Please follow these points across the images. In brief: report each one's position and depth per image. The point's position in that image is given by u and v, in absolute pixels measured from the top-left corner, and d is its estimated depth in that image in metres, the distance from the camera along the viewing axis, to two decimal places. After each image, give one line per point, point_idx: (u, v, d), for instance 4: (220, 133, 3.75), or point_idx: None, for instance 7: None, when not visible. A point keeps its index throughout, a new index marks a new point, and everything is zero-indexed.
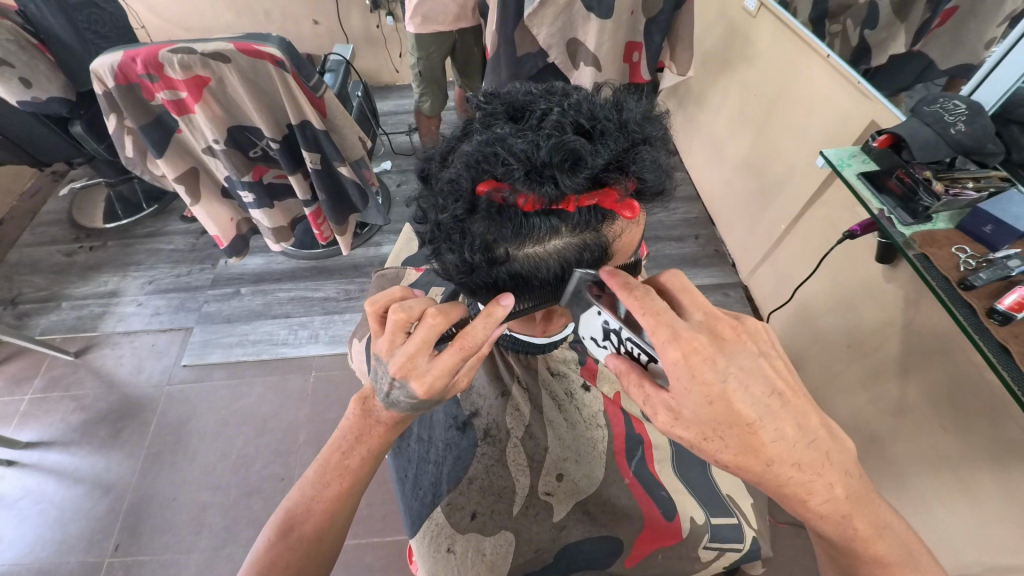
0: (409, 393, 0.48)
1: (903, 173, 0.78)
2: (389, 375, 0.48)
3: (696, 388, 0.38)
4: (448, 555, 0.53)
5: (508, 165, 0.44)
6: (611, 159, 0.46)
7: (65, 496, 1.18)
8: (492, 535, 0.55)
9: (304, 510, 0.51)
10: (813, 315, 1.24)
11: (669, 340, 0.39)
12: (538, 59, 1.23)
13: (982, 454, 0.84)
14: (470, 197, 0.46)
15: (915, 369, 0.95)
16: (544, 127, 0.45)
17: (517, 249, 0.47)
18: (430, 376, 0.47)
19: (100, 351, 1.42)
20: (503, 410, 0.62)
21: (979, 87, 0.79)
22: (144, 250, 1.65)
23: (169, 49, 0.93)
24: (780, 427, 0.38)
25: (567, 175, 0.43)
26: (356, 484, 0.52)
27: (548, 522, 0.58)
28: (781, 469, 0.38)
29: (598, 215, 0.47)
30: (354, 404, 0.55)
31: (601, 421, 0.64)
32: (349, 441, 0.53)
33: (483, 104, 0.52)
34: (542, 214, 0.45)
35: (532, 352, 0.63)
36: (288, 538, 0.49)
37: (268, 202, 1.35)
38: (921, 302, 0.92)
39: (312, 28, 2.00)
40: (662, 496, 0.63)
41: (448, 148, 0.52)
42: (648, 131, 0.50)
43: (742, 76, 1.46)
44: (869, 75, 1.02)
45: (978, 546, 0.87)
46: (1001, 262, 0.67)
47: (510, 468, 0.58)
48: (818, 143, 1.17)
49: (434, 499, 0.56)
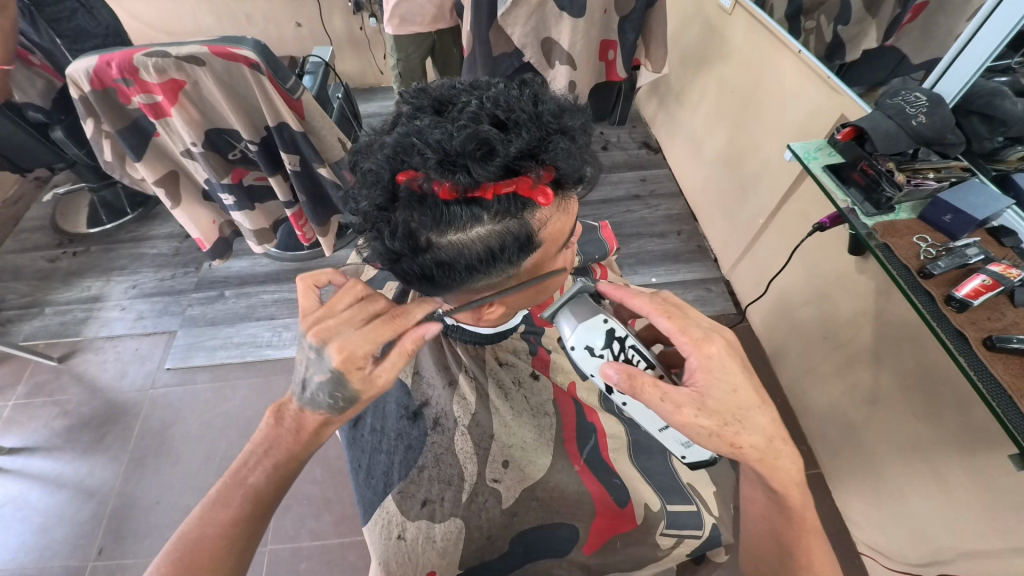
0: (326, 364, 0.52)
1: (867, 165, 0.79)
2: (309, 344, 0.53)
3: (723, 380, 0.50)
4: (400, 541, 0.55)
5: (424, 155, 0.45)
6: (524, 147, 0.46)
7: (48, 502, 1.18)
8: (442, 522, 0.57)
9: (198, 536, 0.50)
10: (790, 307, 1.25)
11: (702, 340, 0.51)
12: (514, 59, 1.24)
13: (952, 441, 0.85)
14: (390, 186, 0.47)
15: (887, 357, 0.97)
16: (461, 119, 0.46)
17: (439, 237, 0.47)
18: (350, 342, 0.53)
19: (84, 357, 1.42)
20: (450, 399, 0.64)
21: (941, 80, 0.80)
22: (129, 254, 1.66)
23: (144, 53, 0.94)
24: (771, 415, 0.51)
25: (479, 164, 0.44)
26: (257, 503, 0.53)
27: (497, 509, 0.58)
28: (777, 444, 0.50)
29: (518, 203, 0.46)
30: (268, 414, 0.58)
31: (549, 408, 0.67)
32: (257, 454, 0.55)
33: (410, 97, 0.52)
34: (461, 203, 0.45)
35: (480, 343, 0.67)
36: (181, 569, 0.48)
37: (248, 204, 1.35)
38: (891, 292, 0.93)
39: (295, 30, 2.01)
40: (616, 484, 0.63)
41: (374, 140, 0.52)
42: (565, 123, 0.50)
43: (718, 73, 1.48)
44: (840, 70, 1.03)
45: (949, 531, 0.88)
46: (959, 251, 0.69)
47: (458, 456, 0.60)
48: (790, 137, 1.19)
49: (387, 488, 0.59)
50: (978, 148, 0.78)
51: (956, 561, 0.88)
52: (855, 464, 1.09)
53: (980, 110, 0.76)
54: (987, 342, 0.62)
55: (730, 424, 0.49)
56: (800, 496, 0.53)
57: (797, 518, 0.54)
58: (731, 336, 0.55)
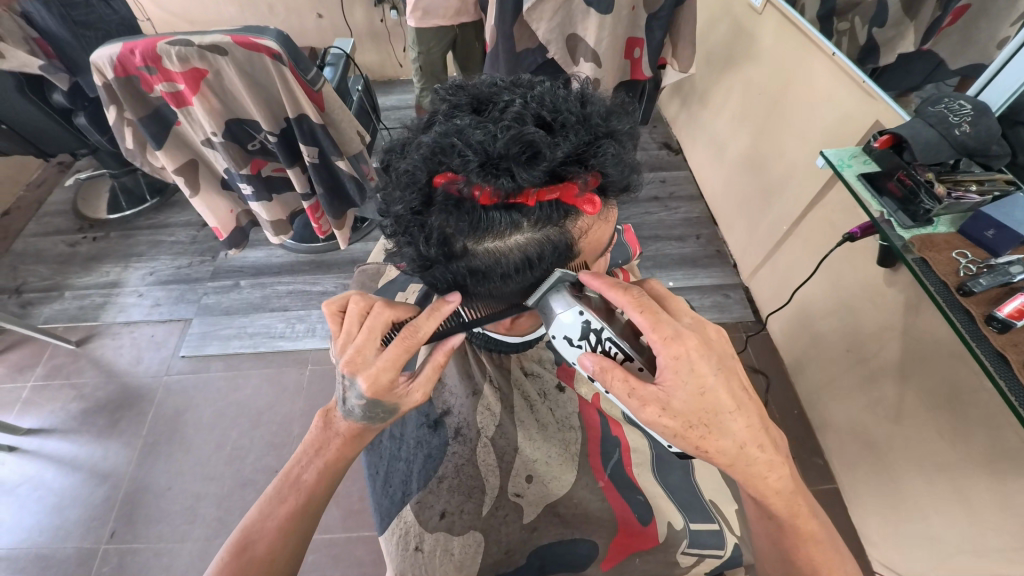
0: (359, 392, 0.50)
1: (904, 175, 0.76)
2: (341, 374, 0.51)
3: (691, 380, 0.42)
4: (416, 554, 0.54)
5: (464, 157, 0.43)
6: (571, 152, 0.45)
7: (63, 483, 1.20)
8: (460, 535, 0.55)
9: (258, 529, 0.50)
10: (812, 317, 1.22)
11: (671, 339, 0.42)
12: (537, 55, 1.22)
13: (979, 463, 0.82)
14: (427, 190, 0.45)
15: (913, 373, 0.94)
16: (504, 118, 0.44)
17: (475, 244, 0.46)
18: (376, 371, 0.49)
19: (101, 341, 1.44)
20: (473, 408, 0.64)
21: (987, 88, 0.77)
22: (146, 241, 1.67)
23: (167, 41, 0.93)
24: (750, 418, 0.43)
25: (524, 167, 0.42)
26: (314, 497, 0.53)
27: (517, 524, 0.58)
28: (751, 450, 0.43)
29: (561, 210, 0.46)
30: (317, 417, 0.58)
31: (576, 422, 0.66)
32: (308, 454, 0.55)
33: (448, 96, 0.51)
34: (501, 209, 0.44)
35: (505, 351, 0.65)
36: (243, 560, 0.48)
37: (266, 195, 1.35)
38: (923, 306, 0.90)
39: (316, 22, 2.01)
40: (639, 501, 0.62)
41: (411, 140, 0.51)
42: (613, 126, 0.49)
43: (745, 74, 1.44)
44: (875, 74, 1.00)
45: (973, 556, 0.85)
46: (1003, 268, 0.65)
47: (481, 468, 0.60)
48: (820, 142, 1.15)
49: (405, 498, 0.58)
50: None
51: None
52: (874, 482, 1.05)
53: None
54: None
55: (696, 427, 0.42)
56: (784, 505, 0.46)
57: (788, 526, 0.47)
58: (712, 330, 0.46)
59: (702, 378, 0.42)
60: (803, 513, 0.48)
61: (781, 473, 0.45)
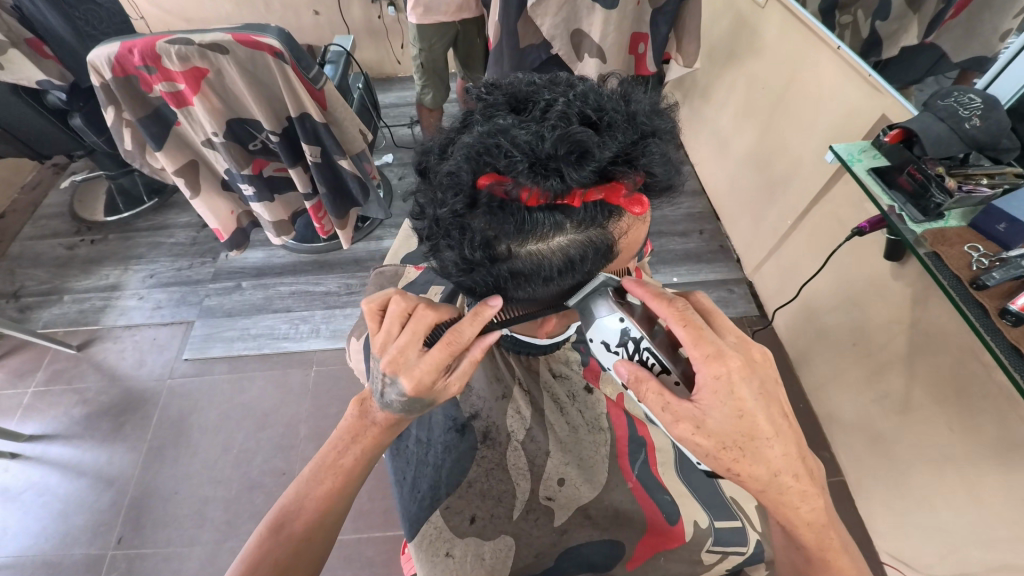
0: (400, 391, 0.50)
1: (915, 169, 0.76)
2: (381, 372, 0.50)
3: (729, 403, 0.41)
4: (448, 559, 0.56)
5: (511, 157, 0.42)
6: (619, 152, 0.44)
7: (68, 489, 1.19)
8: (490, 540, 0.58)
9: (296, 507, 0.52)
10: (817, 311, 1.23)
11: (713, 357, 0.42)
12: (541, 51, 1.21)
13: (988, 455, 0.83)
14: (470, 191, 0.44)
15: (920, 365, 0.94)
16: (548, 118, 0.44)
17: (519, 247, 0.46)
18: (419, 372, 0.49)
19: (103, 345, 1.42)
20: (502, 412, 0.64)
21: (994, 81, 0.76)
22: (145, 243, 1.65)
23: (167, 41, 0.92)
24: (787, 446, 0.42)
25: (573, 168, 0.42)
26: (349, 481, 0.54)
27: (549, 527, 0.60)
28: (785, 479, 0.42)
29: (605, 210, 0.46)
30: (353, 405, 0.57)
31: (605, 423, 0.67)
32: (345, 441, 0.55)
33: (483, 95, 0.50)
34: (546, 210, 0.44)
35: (533, 352, 0.66)
36: (284, 538, 0.50)
37: (268, 195, 1.33)
38: (930, 299, 0.91)
39: (313, 19, 1.98)
40: (666, 500, 0.65)
41: (446, 140, 0.50)
42: (656, 124, 0.49)
43: (748, 69, 1.44)
44: (879, 68, 0.99)
45: (980, 545, 0.86)
46: (1015, 261, 0.64)
47: (510, 473, 0.61)
48: (824, 136, 1.15)
49: (434, 503, 0.58)
50: None
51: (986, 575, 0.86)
52: (881, 473, 1.07)
53: None
54: None
55: (731, 448, 0.42)
56: (815, 536, 0.45)
57: (816, 560, 0.46)
58: (757, 351, 0.45)
59: (740, 400, 0.41)
60: (833, 548, 0.46)
61: (814, 504, 0.44)
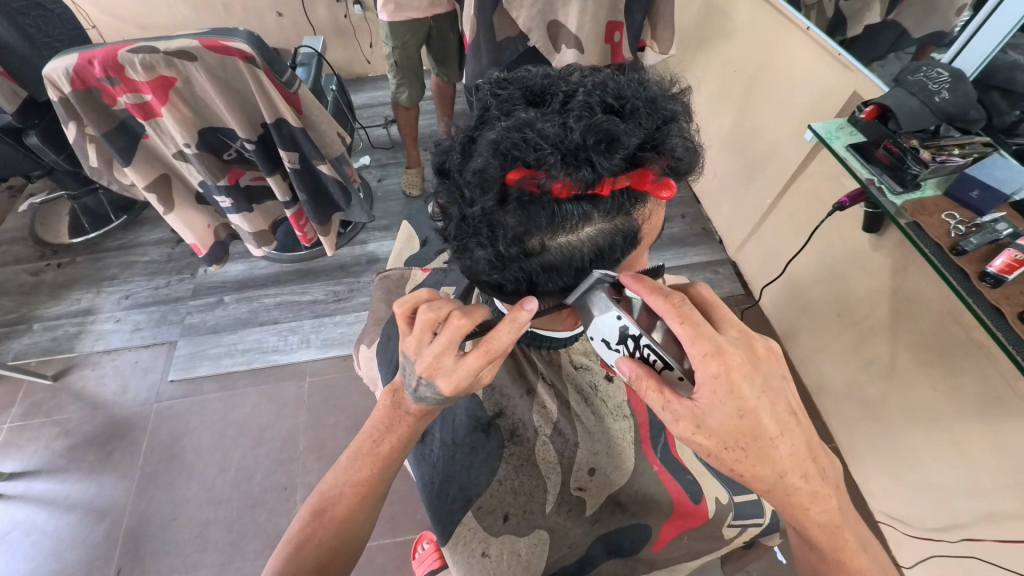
0: (436, 392, 0.50)
1: (892, 144, 0.78)
2: (416, 374, 0.50)
3: (729, 403, 0.41)
4: (483, 559, 0.59)
5: (541, 150, 0.42)
6: (645, 139, 0.45)
7: (58, 525, 1.14)
8: (525, 535, 0.61)
9: (336, 493, 0.55)
10: (801, 286, 1.27)
11: (711, 355, 0.41)
12: (518, 44, 1.20)
13: (971, 408, 0.87)
14: (500, 187, 0.44)
15: (903, 331, 0.99)
16: (572, 109, 0.44)
17: (551, 240, 0.46)
18: (456, 376, 0.48)
19: (80, 373, 1.36)
20: (528, 408, 0.63)
21: (959, 55, 0.79)
22: (117, 263, 1.58)
23: (129, 49, 0.87)
24: (795, 444, 0.42)
25: (603, 156, 0.42)
26: (382, 470, 0.55)
27: (581, 515, 0.63)
28: (792, 480, 0.43)
29: (632, 197, 0.47)
30: (384, 395, 0.56)
31: (627, 411, 0.68)
32: (381, 429, 0.56)
33: (498, 91, 0.50)
34: (576, 200, 0.44)
35: (554, 347, 0.65)
36: (326, 519, 0.54)
37: (247, 205, 1.29)
38: (910, 268, 0.95)
39: (277, 21, 1.93)
40: (688, 480, 0.70)
41: (465, 137, 0.49)
42: (673, 109, 0.50)
43: (720, 53, 1.47)
44: (847, 46, 1.02)
45: (969, 498, 0.90)
46: (990, 226, 0.68)
47: (540, 468, 0.62)
48: (798, 116, 1.18)
49: (467, 502, 0.59)
50: (998, 123, 0.76)
51: (977, 523, 0.90)
52: (870, 435, 1.12)
53: (1000, 85, 0.76)
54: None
55: (734, 447, 0.42)
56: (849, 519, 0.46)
57: (832, 561, 0.47)
58: (761, 345, 0.44)
59: (742, 401, 0.41)
60: (850, 548, 0.47)
61: (826, 506, 0.45)
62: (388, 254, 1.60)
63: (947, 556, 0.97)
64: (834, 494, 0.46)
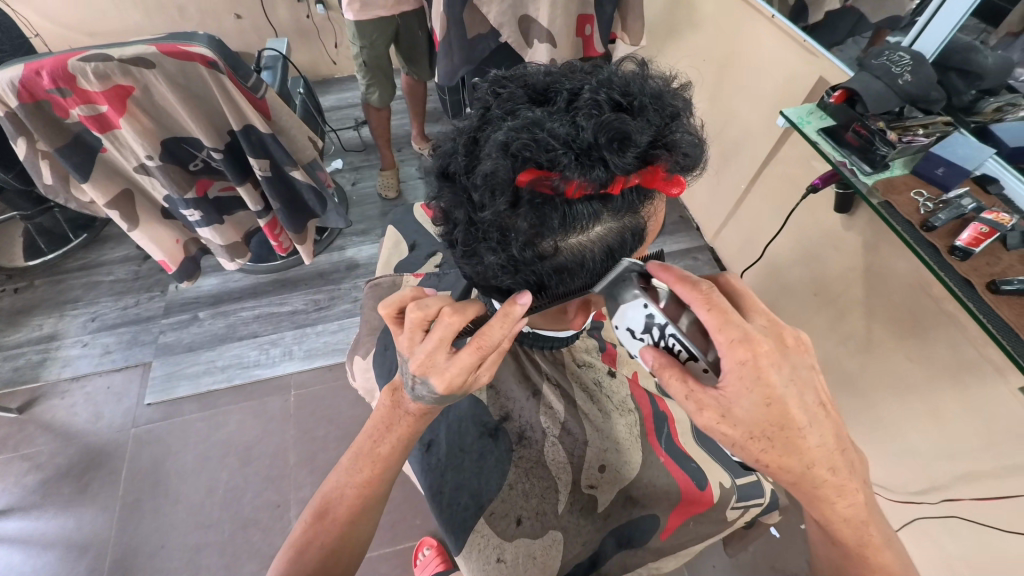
0: (431, 390, 0.49)
1: (860, 126, 0.80)
2: (410, 373, 0.49)
3: (756, 393, 0.42)
4: (499, 564, 0.58)
5: (553, 151, 0.42)
6: (655, 135, 0.45)
7: (36, 565, 1.08)
8: (539, 537, 0.60)
9: (339, 495, 0.54)
10: (779, 267, 1.31)
11: (738, 342, 0.42)
12: (490, 39, 1.19)
13: (943, 376, 0.91)
14: (511, 190, 0.43)
15: (878, 306, 1.03)
16: (581, 108, 0.44)
17: (564, 240, 0.46)
18: (450, 373, 0.47)
19: (48, 403, 1.29)
20: (536, 410, 0.64)
21: (918, 39, 0.83)
22: (80, 285, 1.50)
23: (80, 57, 0.83)
24: (823, 436, 0.44)
25: (616, 155, 0.43)
26: (385, 472, 0.55)
27: (594, 512, 0.63)
28: (819, 471, 0.44)
29: (641, 194, 0.47)
30: (384, 395, 0.56)
31: (631, 404, 0.71)
32: (380, 430, 0.55)
33: (499, 90, 0.50)
34: (588, 200, 0.44)
35: (557, 345, 0.67)
36: (329, 523, 0.53)
37: (217, 218, 1.24)
38: (882, 245, 0.99)
39: (235, 23, 1.86)
40: (692, 467, 0.72)
41: (468, 139, 0.48)
42: (677, 103, 0.50)
43: (688, 42, 1.49)
44: (811, 32, 1.05)
45: (947, 462, 0.95)
46: (956, 202, 0.72)
47: (551, 467, 0.62)
48: (767, 102, 1.21)
49: (479, 509, 0.59)
50: (958, 103, 0.79)
51: (956, 484, 0.94)
52: (852, 409, 1.16)
53: (958, 66, 0.78)
54: (992, 287, 0.65)
55: (761, 437, 0.43)
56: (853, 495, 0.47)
57: (855, 554, 0.49)
58: (790, 335, 0.44)
59: (770, 390, 0.42)
60: (872, 544, 0.49)
61: (852, 501, 0.47)
62: (368, 259, 1.57)
63: (930, 518, 1.01)
64: (863, 488, 0.48)
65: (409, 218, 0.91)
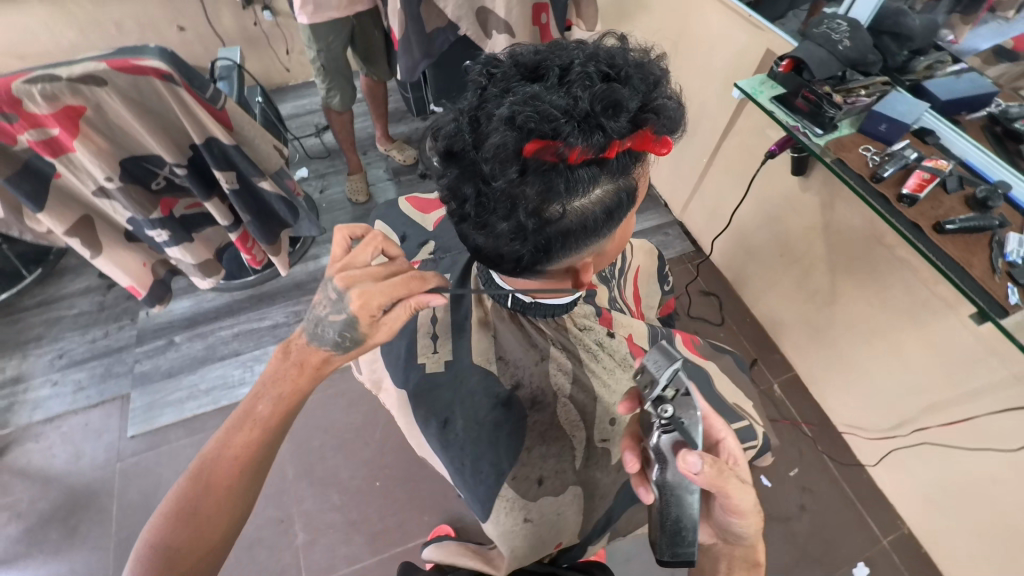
0: (346, 309, 0.56)
1: (808, 92, 0.85)
2: (335, 287, 0.57)
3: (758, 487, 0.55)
4: (526, 523, 0.65)
5: (555, 121, 0.44)
6: (642, 101, 0.48)
7: None
8: (560, 493, 0.65)
9: (214, 459, 0.54)
10: (745, 234, 1.38)
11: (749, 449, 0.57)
12: (448, 34, 1.20)
13: (902, 315, 0.99)
14: (518, 160, 0.45)
15: (839, 259, 1.09)
16: (576, 80, 0.47)
17: (569, 205, 0.48)
18: (370, 289, 0.56)
19: (22, 448, 1.22)
20: (544, 374, 0.66)
21: (853, 6, 0.88)
22: (40, 322, 1.43)
23: (25, 80, 0.78)
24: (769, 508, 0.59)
25: (611, 121, 0.45)
26: (266, 431, 0.56)
27: (608, 465, 0.67)
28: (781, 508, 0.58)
29: (634, 157, 0.50)
30: (276, 351, 0.60)
31: (630, 359, 0.73)
32: (264, 387, 0.57)
33: (492, 69, 0.52)
34: (588, 165, 0.47)
35: (557, 313, 0.69)
36: (201, 487, 0.52)
37: (186, 236, 1.20)
38: (838, 201, 1.05)
39: (178, 35, 1.80)
40: None
41: (469, 117, 0.49)
42: (657, 71, 0.53)
43: (639, 26, 1.54)
44: (754, 7, 1.11)
45: (914, 396, 1.03)
46: (900, 154, 0.78)
47: (565, 427, 0.65)
48: (720, 77, 1.27)
49: (502, 476, 0.62)
50: (892, 64, 0.86)
51: (922, 416, 1.02)
52: (823, 359, 1.23)
53: (889, 30, 0.84)
54: (938, 228, 0.71)
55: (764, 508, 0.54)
56: None
57: None
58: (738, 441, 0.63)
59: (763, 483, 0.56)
60: None
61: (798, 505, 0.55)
62: None
63: (902, 450, 1.09)
64: None
65: (388, 216, 0.91)
